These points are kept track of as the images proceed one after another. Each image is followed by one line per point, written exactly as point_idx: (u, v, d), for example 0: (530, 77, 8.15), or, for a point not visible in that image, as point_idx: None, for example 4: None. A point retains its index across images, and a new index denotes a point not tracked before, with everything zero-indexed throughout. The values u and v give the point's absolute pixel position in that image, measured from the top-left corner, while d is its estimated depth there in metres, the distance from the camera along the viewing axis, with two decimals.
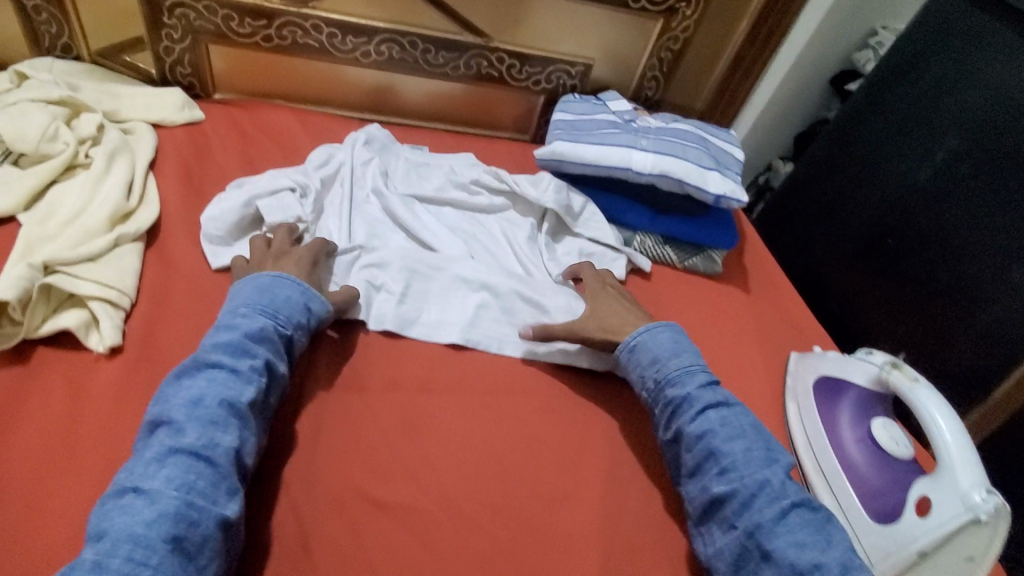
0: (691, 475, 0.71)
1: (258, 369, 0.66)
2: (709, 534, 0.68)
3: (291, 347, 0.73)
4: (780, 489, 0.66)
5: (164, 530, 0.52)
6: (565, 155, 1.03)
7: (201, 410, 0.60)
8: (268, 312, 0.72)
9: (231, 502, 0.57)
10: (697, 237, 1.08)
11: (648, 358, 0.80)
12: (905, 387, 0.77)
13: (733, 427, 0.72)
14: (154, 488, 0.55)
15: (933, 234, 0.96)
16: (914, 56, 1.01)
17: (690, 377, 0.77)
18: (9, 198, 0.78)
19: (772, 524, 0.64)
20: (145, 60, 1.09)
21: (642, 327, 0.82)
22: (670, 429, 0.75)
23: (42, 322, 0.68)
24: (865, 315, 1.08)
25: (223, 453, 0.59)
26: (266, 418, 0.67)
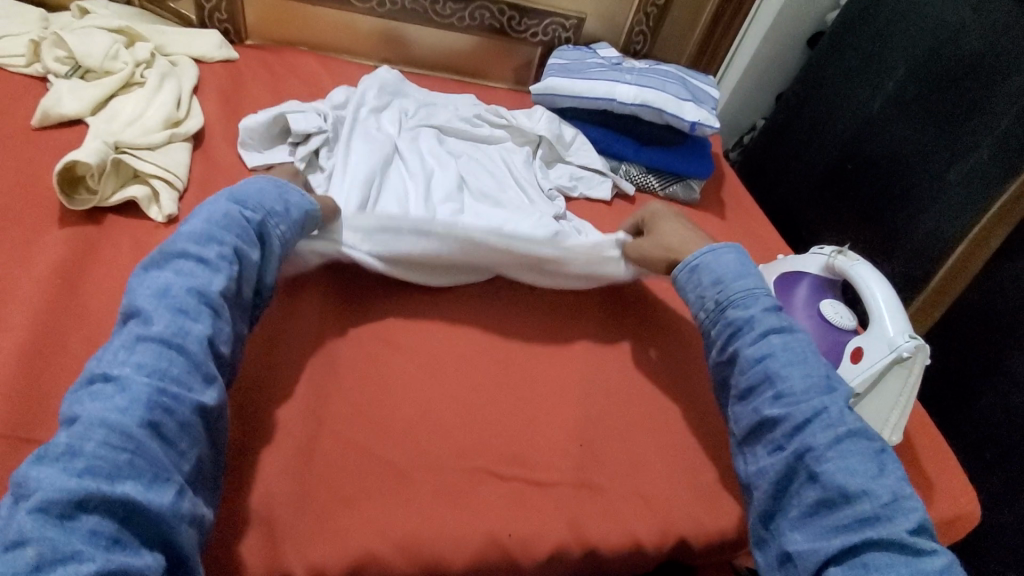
0: (742, 398, 0.72)
1: (226, 257, 0.67)
2: (752, 454, 0.70)
3: (269, 241, 0.73)
4: (837, 417, 0.66)
5: (140, 416, 0.53)
6: (557, 89, 1.17)
7: (169, 297, 0.61)
8: (235, 200, 0.72)
9: (207, 390, 0.60)
10: (677, 166, 1.20)
11: (710, 278, 0.79)
12: (847, 267, 0.88)
13: (794, 352, 0.71)
14: (125, 376, 0.55)
15: (886, 154, 1.09)
16: (869, 1, 1.14)
17: (754, 300, 0.76)
18: (80, 103, 0.92)
19: (823, 449, 0.64)
20: (188, 7, 1.23)
21: (708, 247, 0.81)
22: (724, 351, 0.76)
23: (112, 193, 0.81)
24: (829, 235, 1.21)
25: (195, 340, 0.60)
26: (241, 309, 0.69)
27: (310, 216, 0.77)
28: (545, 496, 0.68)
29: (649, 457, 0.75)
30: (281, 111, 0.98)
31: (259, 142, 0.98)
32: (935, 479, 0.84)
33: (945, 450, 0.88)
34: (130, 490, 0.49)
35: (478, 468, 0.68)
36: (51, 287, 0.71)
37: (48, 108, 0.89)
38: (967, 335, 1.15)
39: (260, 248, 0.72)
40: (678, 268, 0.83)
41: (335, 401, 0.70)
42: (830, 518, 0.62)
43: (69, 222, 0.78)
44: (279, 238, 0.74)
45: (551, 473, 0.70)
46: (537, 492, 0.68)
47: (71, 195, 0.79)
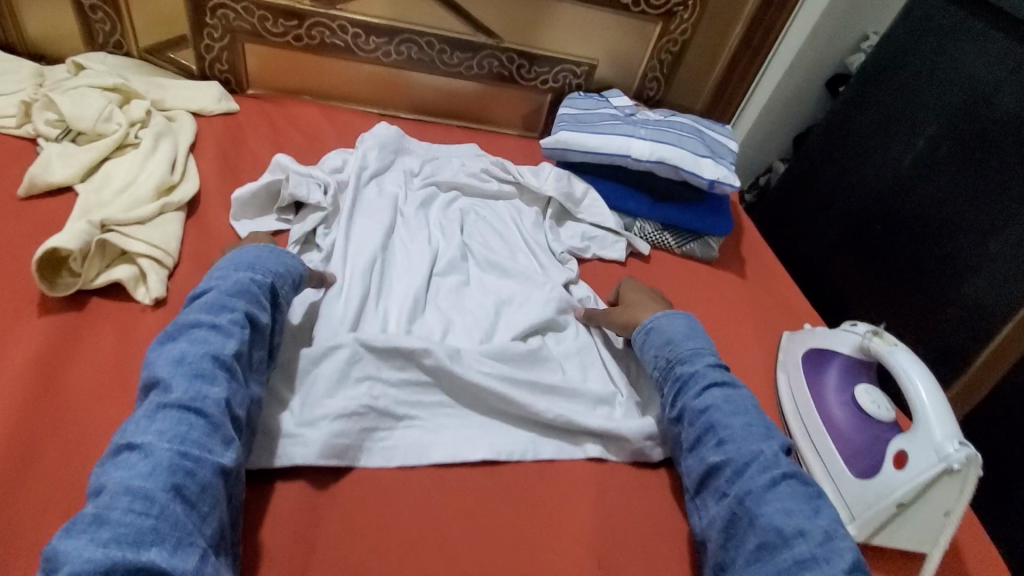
0: (690, 448, 0.74)
1: (238, 322, 0.68)
2: (703, 505, 0.71)
3: (279, 305, 0.75)
4: (772, 460, 0.68)
5: (163, 480, 0.54)
6: (568, 143, 1.11)
7: (187, 363, 0.63)
8: (245, 267, 0.76)
9: (227, 451, 0.59)
10: (694, 223, 1.14)
11: (662, 339, 0.84)
12: (885, 352, 0.82)
13: (736, 404, 0.75)
14: (148, 442, 0.56)
15: (919, 217, 1.03)
16: (897, 53, 1.08)
17: (698, 356, 0.81)
18: (69, 170, 0.88)
19: (761, 491, 0.66)
20: (187, 57, 1.19)
21: (660, 312, 0.87)
22: (674, 406, 0.78)
23: (97, 274, 0.76)
24: (860, 298, 1.13)
25: (213, 403, 0.60)
26: (255, 370, 0.69)
27: (303, 277, 0.82)
28: None
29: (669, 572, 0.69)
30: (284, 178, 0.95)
31: (255, 210, 0.94)
32: None
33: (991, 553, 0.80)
34: (155, 557, 0.49)
35: None
36: (27, 386, 0.66)
37: (36, 177, 0.85)
38: (1005, 407, 1.07)
39: (269, 312, 0.74)
40: (635, 332, 0.88)
41: (331, 516, 0.65)
42: (772, 563, 0.61)
43: (50, 308, 0.73)
44: (284, 301, 0.77)
45: None
46: None
47: (52, 279, 0.74)
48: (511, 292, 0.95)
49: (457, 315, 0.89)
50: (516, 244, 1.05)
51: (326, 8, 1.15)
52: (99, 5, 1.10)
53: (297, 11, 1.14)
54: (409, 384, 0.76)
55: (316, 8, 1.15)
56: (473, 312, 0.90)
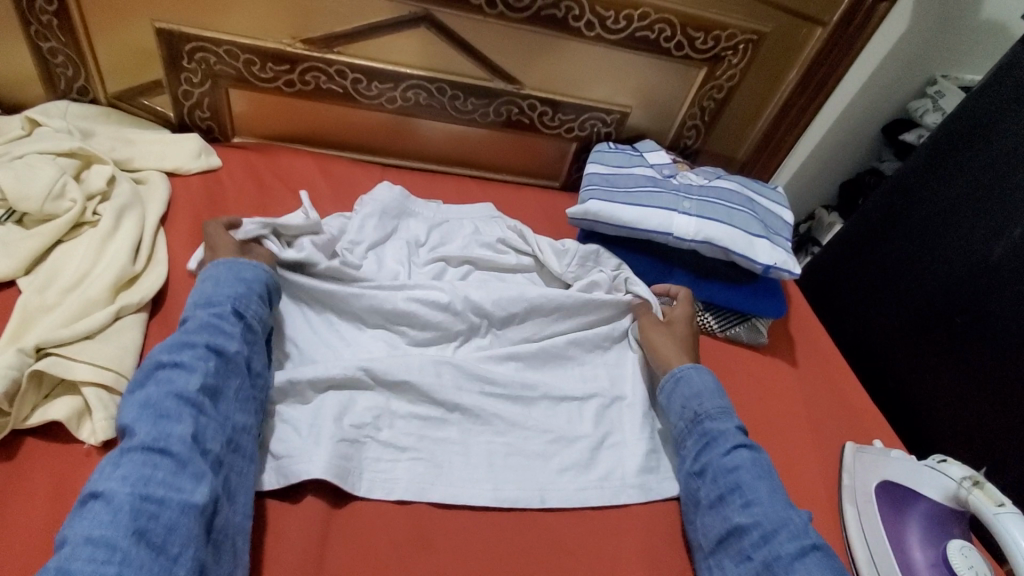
0: (710, 506, 0.71)
1: (203, 355, 0.65)
2: (718, 567, 0.68)
3: (251, 326, 0.71)
4: (801, 530, 0.66)
5: (125, 526, 0.50)
6: (599, 215, 0.96)
7: (150, 405, 0.59)
8: (209, 297, 0.72)
9: (198, 486, 0.55)
10: (742, 306, 0.99)
11: (689, 391, 0.81)
12: (988, 511, 0.67)
13: (762, 468, 0.73)
14: (110, 489, 0.53)
15: (1009, 317, 0.88)
16: (985, 122, 0.93)
17: (729, 416, 0.78)
18: (10, 261, 0.74)
19: (790, 558, 0.64)
20: (164, 104, 1.04)
21: (692, 363, 0.84)
22: (697, 461, 0.75)
23: (31, 412, 0.62)
24: (932, 401, 0.98)
25: (178, 441, 0.57)
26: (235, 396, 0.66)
27: (269, 287, 0.78)
28: None
29: None
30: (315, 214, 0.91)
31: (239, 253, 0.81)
32: None
33: None
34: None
35: None
36: None
37: None
38: None
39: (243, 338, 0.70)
40: (664, 376, 0.85)
41: None
42: None
43: None
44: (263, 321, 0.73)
45: None
46: None
47: None
48: (532, 410, 0.81)
49: (469, 441, 0.75)
50: (550, 329, 0.90)
51: (322, 51, 1.00)
52: (59, 48, 0.96)
53: (288, 55, 0.99)
54: None
55: (310, 52, 0.99)
56: (487, 441, 0.76)
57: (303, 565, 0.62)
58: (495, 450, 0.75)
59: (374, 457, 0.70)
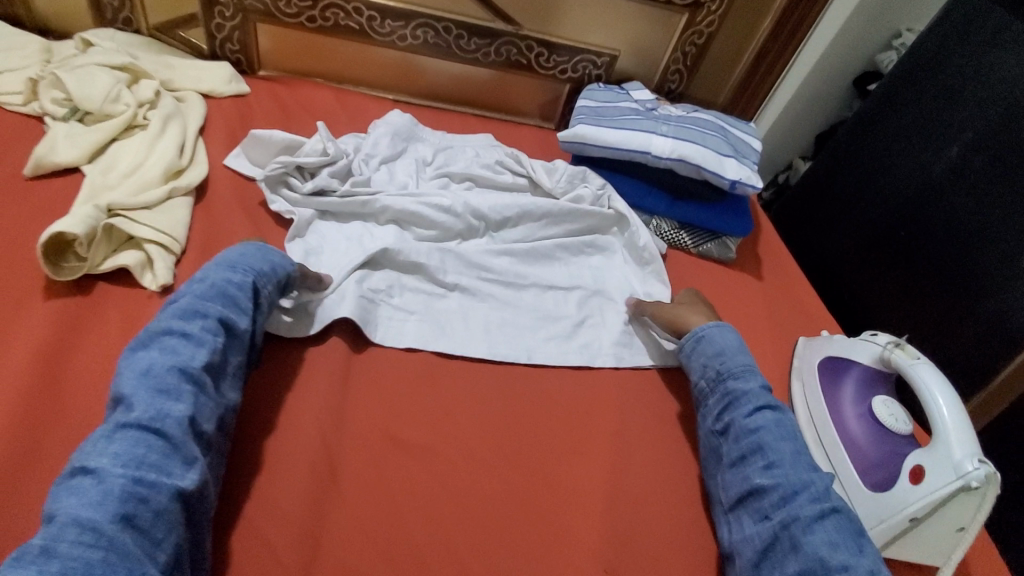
0: (731, 465, 0.72)
1: (210, 330, 0.65)
2: (737, 522, 0.69)
3: (261, 306, 0.72)
4: (822, 492, 0.66)
5: (112, 510, 0.49)
6: (587, 137, 1.08)
7: (152, 377, 0.59)
8: (228, 264, 0.72)
9: (189, 472, 0.55)
10: (712, 223, 1.10)
11: (712, 350, 0.82)
12: (906, 365, 0.79)
13: (786, 429, 0.73)
14: (102, 466, 0.52)
15: (945, 225, 1.00)
16: (929, 57, 1.04)
17: (753, 374, 0.78)
18: (76, 150, 0.86)
19: (809, 520, 0.63)
20: (198, 36, 1.16)
21: (713, 322, 0.85)
22: (720, 420, 0.76)
23: (103, 260, 0.74)
24: (876, 306, 1.11)
25: (175, 423, 0.57)
26: (226, 382, 0.65)
27: (292, 277, 0.78)
28: None
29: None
30: (322, 125, 0.98)
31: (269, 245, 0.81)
32: None
33: None
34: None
35: None
36: (28, 378, 0.64)
37: (42, 157, 0.83)
38: None
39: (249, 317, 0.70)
40: (685, 337, 0.86)
41: (333, 514, 0.63)
42: None
43: (55, 294, 0.71)
44: (270, 303, 0.73)
45: None
46: None
47: (57, 263, 0.72)
48: (523, 295, 0.93)
49: (468, 312, 0.87)
50: (545, 232, 1.03)
51: None
52: None
53: None
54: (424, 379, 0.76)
55: None
56: (484, 313, 0.88)
57: (328, 386, 0.73)
58: (490, 320, 0.87)
59: (388, 316, 0.83)
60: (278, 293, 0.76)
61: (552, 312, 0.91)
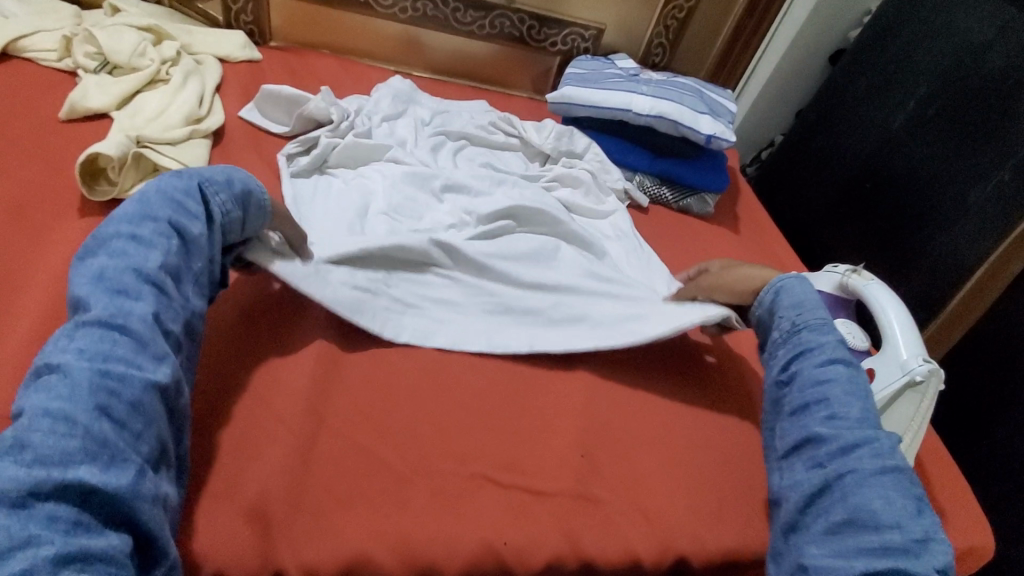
0: (791, 414, 0.71)
1: (163, 234, 0.65)
2: (788, 468, 0.69)
3: (213, 214, 0.70)
4: (885, 450, 0.64)
5: (86, 400, 0.51)
6: (572, 97, 1.17)
7: (105, 278, 0.59)
8: (176, 174, 0.71)
9: (159, 367, 0.57)
10: (691, 179, 1.19)
11: (791, 302, 0.79)
12: (861, 286, 0.86)
13: (857, 387, 0.70)
14: (66, 363, 0.53)
15: (907, 173, 1.07)
16: (893, 20, 1.13)
17: (829, 329, 0.75)
18: (106, 97, 0.95)
19: (866, 474, 0.62)
20: (216, 9, 1.26)
21: (793, 273, 0.82)
22: (785, 369, 0.75)
23: (132, 185, 0.82)
24: (844, 253, 1.19)
25: (137, 319, 0.58)
26: (190, 285, 0.67)
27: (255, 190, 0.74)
28: (542, 503, 0.67)
29: (648, 466, 0.74)
30: (326, 88, 1.06)
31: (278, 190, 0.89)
32: (947, 507, 0.80)
33: (959, 481, 0.84)
34: (83, 475, 0.47)
35: (476, 473, 0.67)
36: (66, 276, 0.71)
37: (75, 102, 0.92)
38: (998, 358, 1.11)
39: (203, 223, 0.69)
40: (763, 292, 0.84)
41: (337, 401, 0.70)
42: (853, 539, 0.60)
43: (88, 212, 0.79)
44: (226, 211, 0.71)
45: (551, 484, 0.69)
46: (536, 501, 0.67)
47: (91, 185, 0.80)
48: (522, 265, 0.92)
49: (464, 306, 0.84)
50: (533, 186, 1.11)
51: None
52: None
53: None
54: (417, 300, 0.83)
55: None
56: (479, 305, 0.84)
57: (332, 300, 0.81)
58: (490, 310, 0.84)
59: (385, 306, 0.79)
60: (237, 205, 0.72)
61: (545, 319, 0.84)
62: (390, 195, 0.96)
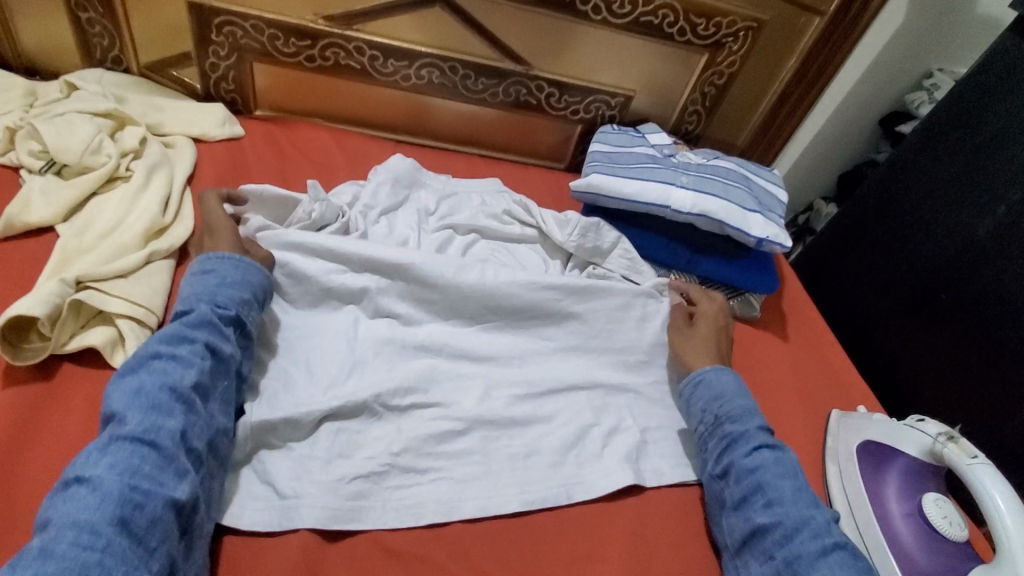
0: (734, 507, 0.70)
1: (198, 353, 0.63)
2: (743, 566, 0.68)
3: (245, 330, 0.71)
4: (823, 528, 0.66)
5: (111, 512, 0.50)
6: (600, 187, 1.01)
7: (142, 395, 0.58)
8: (201, 292, 0.70)
9: (182, 483, 0.55)
10: (736, 280, 1.03)
11: (710, 394, 0.81)
12: (961, 463, 0.71)
13: (786, 467, 0.72)
14: (97, 475, 0.52)
15: (992, 292, 0.92)
16: (972, 105, 0.97)
17: (750, 416, 0.77)
18: (51, 208, 0.80)
19: (812, 558, 0.64)
20: (192, 76, 1.10)
21: (709, 366, 0.84)
22: (718, 463, 0.75)
23: (69, 338, 0.67)
24: (913, 372, 1.04)
25: (168, 435, 0.56)
26: (222, 398, 0.64)
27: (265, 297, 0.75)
28: None
29: None
30: (315, 182, 0.91)
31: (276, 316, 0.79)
32: None
33: None
34: None
35: None
36: None
37: (13, 217, 0.77)
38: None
39: (236, 339, 0.69)
40: (685, 382, 0.85)
41: None
42: None
43: (12, 379, 0.64)
44: (256, 325, 0.72)
45: None
46: None
47: (17, 344, 0.65)
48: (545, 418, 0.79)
49: (481, 491, 0.70)
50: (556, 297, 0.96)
51: (342, 28, 1.06)
52: (97, 18, 1.02)
53: (310, 30, 1.05)
54: (428, 476, 0.69)
55: (331, 28, 1.05)
56: (497, 489, 0.70)
57: None
58: (509, 495, 0.70)
59: (381, 505, 0.65)
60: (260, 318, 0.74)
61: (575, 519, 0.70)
62: (393, 328, 0.81)
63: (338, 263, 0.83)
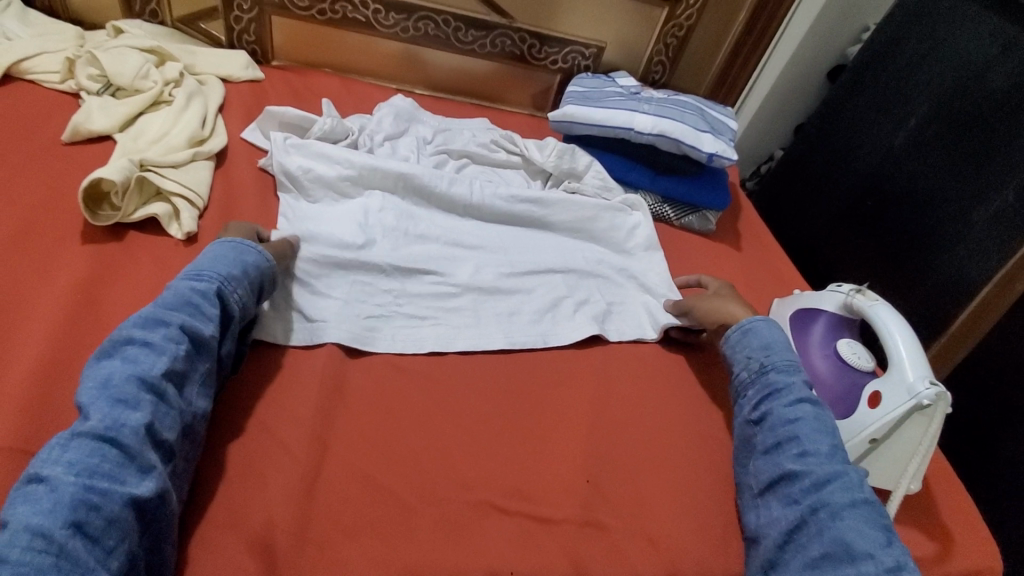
0: (766, 452, 0.72)
1: (173, 337, 0.62)
2: (765, 506, 0.69)
3: (231, 311, 0.69)
4: (855, 483, 0.66)
5: (63, 518, 0.47)
6: (575, 115, 1.17)
7: (109, 388, 0.56)
8: (191, 274, 0.69)
9: (145, 481, 0.53)
10: (692, 196, 1.18)
11: (758, 342, 0.80)
12: (867, 307, 0.86)
13: (825, 423, 0.71)
14: (54, 475, 0.50)
15: (908, 193, 1.08)
16: (891, 39, 1.13)
17: (796, 370, 0.77)
18: (109, 120, 0.95)
19: (840, 508, 0.63)
20: (218, 29, 1.26)
21: (762, 317, 0.83)
22: (756, 410, 0.76)
23: (135, 209, 0.83)
24: (846, 270, 1.21)
25: (130, 432, 0.54)
26: (190, 386, 0.62)
27: (266, 276, 0.75)
28: (549, 532, 0.67)
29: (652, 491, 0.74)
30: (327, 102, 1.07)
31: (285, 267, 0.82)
32: (954, 530, 0.79)
33: (966, 504, 0.83)
34: None
35: (483, 501, 0.67)
36: (68, 303, 0.71)
37: (78, 124, 0.92)
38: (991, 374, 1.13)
39: (220, 323, 0.67)
40: (732, 329, 0.85)
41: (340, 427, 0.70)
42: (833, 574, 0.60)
43: (91, 237, 0.80)
44: (240, 308, 0.71)
45: (555, 513, 0.68)
46: (542, 528, 0.67)
47: (95, 211, 0.81)
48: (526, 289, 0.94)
49: (473, 334, 0.85)
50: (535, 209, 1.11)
51: None
52: None
53: None
54: (430, 324, 0.84)
55: None
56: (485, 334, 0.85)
57: None
58: (496, 338, 0.85)
59: (390, 340, 0.80)
60: (253, 296, 0.73)
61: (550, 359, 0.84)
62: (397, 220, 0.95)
63: (352, 171, 0.98)
